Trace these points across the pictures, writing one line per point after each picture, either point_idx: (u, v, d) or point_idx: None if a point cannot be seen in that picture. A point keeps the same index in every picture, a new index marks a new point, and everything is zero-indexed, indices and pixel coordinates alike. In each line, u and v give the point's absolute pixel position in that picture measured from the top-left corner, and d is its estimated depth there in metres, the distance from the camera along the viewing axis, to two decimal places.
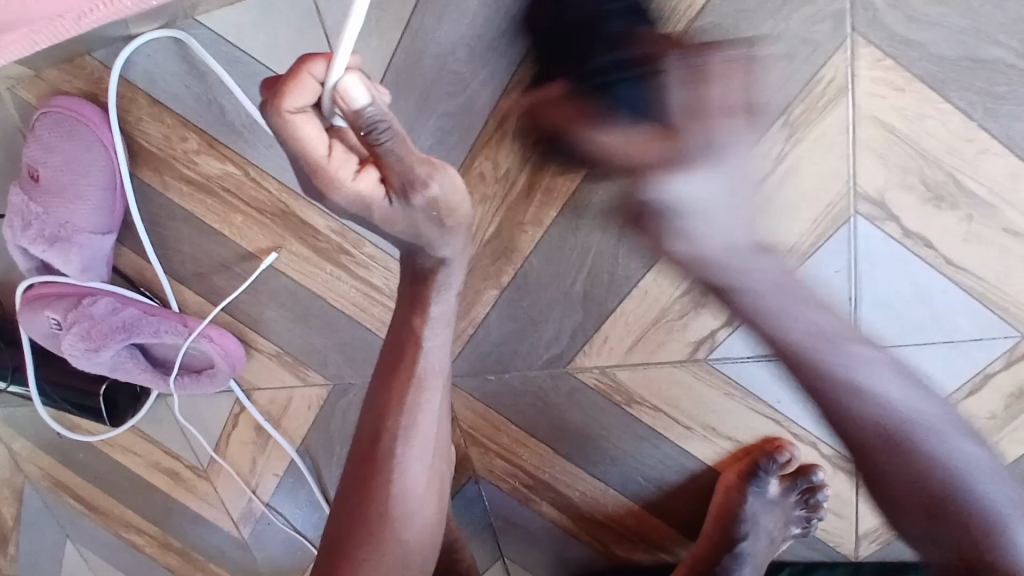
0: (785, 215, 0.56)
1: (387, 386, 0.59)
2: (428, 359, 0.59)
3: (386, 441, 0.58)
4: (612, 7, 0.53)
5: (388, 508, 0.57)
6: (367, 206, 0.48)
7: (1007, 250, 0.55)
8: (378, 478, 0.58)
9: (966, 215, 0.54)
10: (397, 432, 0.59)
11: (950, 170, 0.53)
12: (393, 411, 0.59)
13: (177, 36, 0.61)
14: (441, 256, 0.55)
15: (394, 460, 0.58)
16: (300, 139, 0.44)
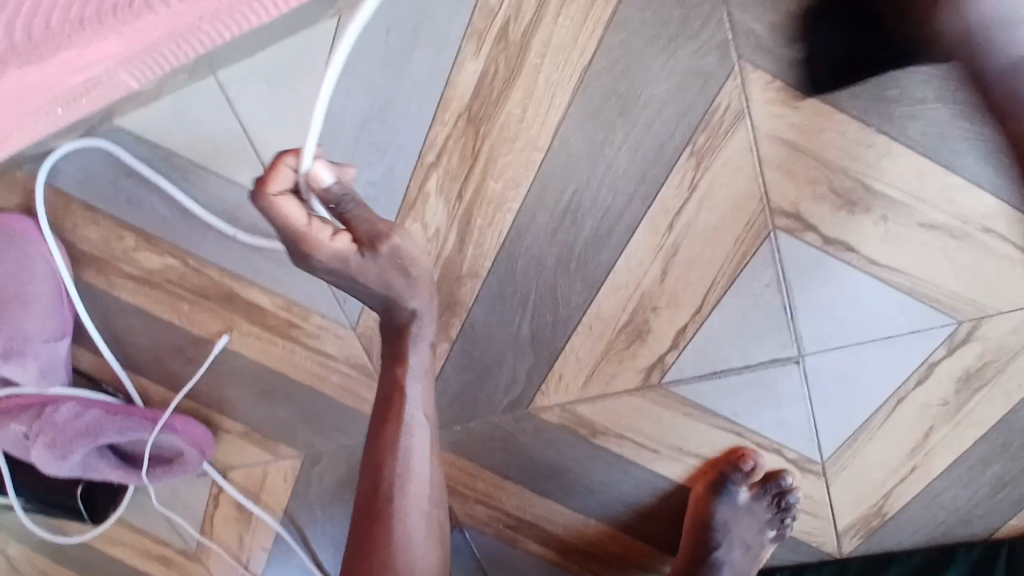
0: (708, 238, 0.59)
1: (378, 440, 0.60)
2: (413, 407, 0.60)
3: (383, 497, 0.59)
4: (508, 65, 0.54)
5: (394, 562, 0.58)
6: (345, 263, 0.50)
7: (925, 244, 0.57)
8: (381, 535, 0.59)
9: (879, 215, 0.56)
10: (392, 486, 0.59)
11: (855, 175, 0.55)
12: (385, 466, 0.59)
13: (97, 141, 0.62)
14: (411, 308, 0.56)
15: (392, 513, 0.59)
16: (282, 217, 0.47)
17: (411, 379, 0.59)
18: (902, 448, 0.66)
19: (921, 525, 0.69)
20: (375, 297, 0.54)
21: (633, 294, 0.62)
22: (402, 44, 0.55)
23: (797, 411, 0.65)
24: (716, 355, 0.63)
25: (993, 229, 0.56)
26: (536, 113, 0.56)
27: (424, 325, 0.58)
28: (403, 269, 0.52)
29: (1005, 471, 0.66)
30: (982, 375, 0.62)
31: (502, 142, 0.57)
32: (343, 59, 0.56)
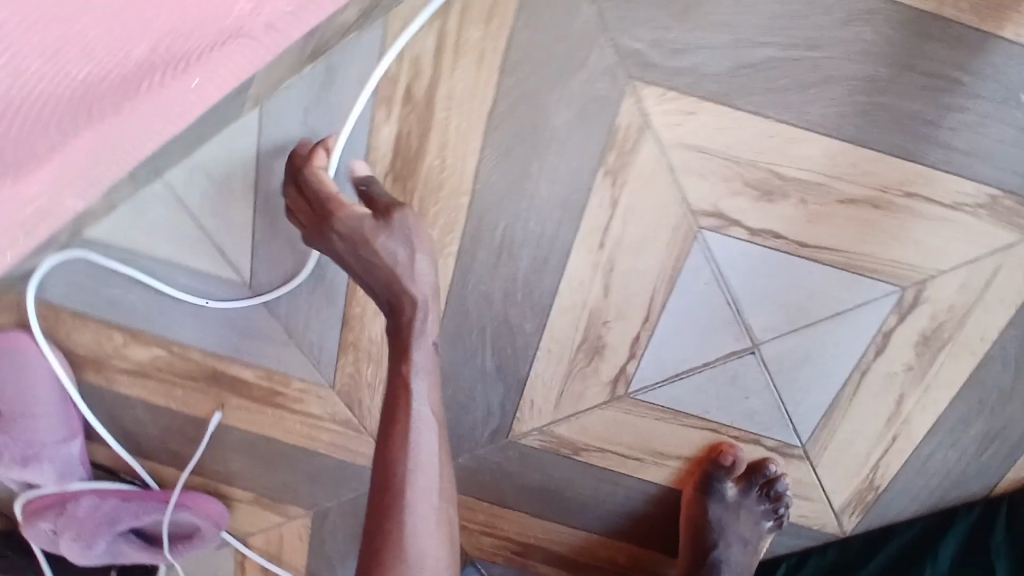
0: (641, 249, 0.61)
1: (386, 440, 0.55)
2: (420, 401, 0.55)
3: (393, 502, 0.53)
4: (418, 122, 0.57)
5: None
6: (360, 224, 0.53)
7: (851, 218, 0.57)
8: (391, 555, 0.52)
9: (797, 199, 0.57)
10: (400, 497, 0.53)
11: (766, 167, 0.56)
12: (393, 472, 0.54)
13: (76, 254, 0.67)
14: (411, 293, 0.53)
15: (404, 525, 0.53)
16: (319, 179, 0.56)
17: (417, 376, 0.54)
18: (877, 420, 0.66)
19: (913, 490, 0.70)
20: (382, 286, 0.54)
21: (583, 312, 0.64)
22: (318, 118, 0.59)
23: (764, 400, 0.66)
24: (674, 359, 0.65)
25: (917, 193, 0.56)
26: (453, 162, 0.59)
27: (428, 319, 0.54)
28: (404, 252, 0.53)
29: (990, 427, 0.66)
30: (941, 336, 0.62)
31: (429, 193, 0.60)
32: (269, 142, 0.60)
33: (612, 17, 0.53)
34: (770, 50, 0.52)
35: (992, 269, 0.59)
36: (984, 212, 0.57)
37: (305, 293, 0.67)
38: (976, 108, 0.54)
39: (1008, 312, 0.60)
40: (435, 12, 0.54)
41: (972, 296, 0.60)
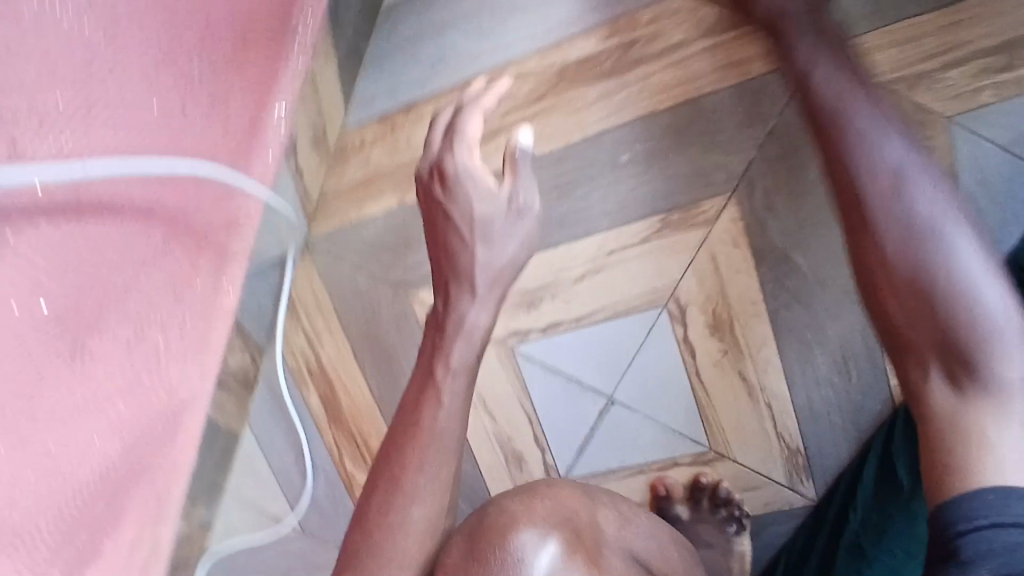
0: (490, 372, 0.84)
1: (394, 445, 0.54)
2: (440, 424, 0.53)
3: (368, 528, 0.52)
4: (324, 384, 0.88)
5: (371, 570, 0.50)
6: (471, 189, 0.57)
7: (589, 288, 0.78)
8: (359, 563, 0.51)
9: (551, 295, 0.79)
10: (379, 533, 0.51)
11: (518, 291, 0.80)
12: (391, 487, 0.52)
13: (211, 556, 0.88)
14: (462, 304, 0.57)
15: (392, 527, 0.51)
16: (459, 126, 0.59)
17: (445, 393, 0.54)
18: (743, 399, 0.79)
19: (825, 436, 0.78)
20: (439, 262, 0.59)
21: (492, 437, 0.85)
22: (280, 411, 0.92)
23: (652, 427, 0.82)
24: (569, 436, 0.83)
25: (613, 249, 0.76)
26: (355, 393, 0.88)
27: (469, 337, 0.56)
28: (495, 232, 0.58)
29: (833, 356, 0.76)
30: (723, 319, 0.77)
31: (355, 418, 0.89)
32: (263, 439, 0.92)
33: (376, 270, 0.83)
34: None
35: (711, 255, 0.75)
36: (667, 229, 0.74)
37: (332, 515, 0.94)
38: (603, 180, 0.75)
39: (753, 277, 0.75)
40: (295, 322, 0.86)
41: (715, 280, 0.76)
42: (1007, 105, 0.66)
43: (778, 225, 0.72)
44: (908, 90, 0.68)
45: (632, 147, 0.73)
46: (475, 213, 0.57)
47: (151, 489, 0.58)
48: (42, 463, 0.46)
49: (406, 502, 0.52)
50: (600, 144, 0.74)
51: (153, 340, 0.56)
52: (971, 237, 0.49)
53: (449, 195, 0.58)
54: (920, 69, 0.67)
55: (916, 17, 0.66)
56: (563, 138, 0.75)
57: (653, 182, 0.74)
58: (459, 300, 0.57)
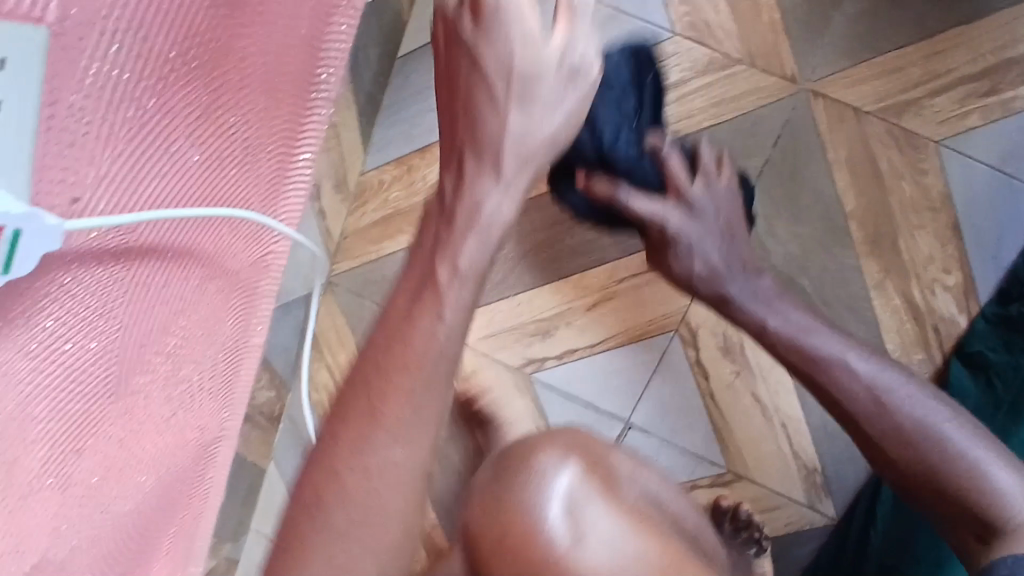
0: (515, 393, 0.84)
1: (359, 382, 0.37)
2: (430, 340, 0.37)
3: (324, 478, 0.36)
4: None
5: (361, 525, 0.36)
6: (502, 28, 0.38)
7: (602, 315, 0.81)
8: (326, 522, 0.36)
9: (565, 323, 0.82)
10: (353, 476, 0.36)
11: (533, 320, 0.83)
12: (364, 425, 0.36)
13: None
14: (482, 184, 0.40)
15: (371, 468, 0.36)
16: None
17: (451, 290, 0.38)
18: (758, 418, 0.81)
19: (841, 451, 0.80)
20: (453, 132, 0.41)
21: None
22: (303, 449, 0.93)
23: (670, 452, 0.83)
24: None
25: (624, 276, 0.80)
26: None
27: (483, 236, 0.39)
28: (538, 102, 0.40)
29: None
30: (732, 341, 0.80)
31: None
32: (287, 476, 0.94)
33: None
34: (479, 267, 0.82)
35: None
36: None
37: None
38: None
39: None
40: (320, 359, 0.89)
41: None
42: (991, 129, 0.70)
43: (779, 245, 0.74)
44: (897, 117, 0.71)
45: None
46: (513, 60, 0.38)
47: (181, 526, 0.62)
48: (90, 498, 0.49)
49: (387, 439, 0.36)
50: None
51: (185, 378, 0.58)
52: (890, 376, 0.57)
53: (478, 25, 0.38)
54: (910, 96, 0.70)
55: (898, 49, 0.70)
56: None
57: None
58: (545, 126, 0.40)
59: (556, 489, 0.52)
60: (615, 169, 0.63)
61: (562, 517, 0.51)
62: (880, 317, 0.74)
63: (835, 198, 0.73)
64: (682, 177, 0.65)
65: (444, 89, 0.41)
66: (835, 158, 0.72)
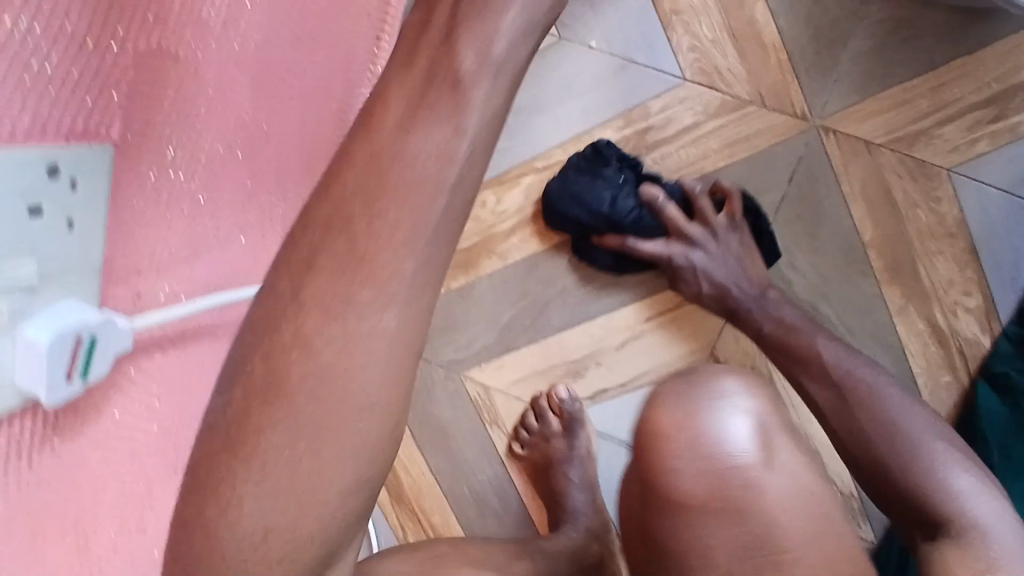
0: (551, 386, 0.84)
1: (326, 207, 0.35)
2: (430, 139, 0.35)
3: (293, 320, 0.35)
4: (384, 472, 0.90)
5: (322, 393, 0.35)
6: None
7: (632, 353, 0.82)
8: (293, 399, 0.35)
9: (595, 363, 0.83)
10: (331, 318, 0.34)
11: (563, 361, 0.84)
12: (344, 252, 0.34)
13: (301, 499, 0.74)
14: None
15: (345, 315, 0.34)
16: None
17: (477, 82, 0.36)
18: None
19: None
20: None
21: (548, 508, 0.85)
22: None
23: None
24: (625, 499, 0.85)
25: (650, 314, 0.82)
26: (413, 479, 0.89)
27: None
28: None
29: None
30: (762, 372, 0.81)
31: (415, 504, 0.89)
32: None
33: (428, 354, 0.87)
34: (509, 313, 0.84)
35: None
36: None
37: None
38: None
39: None
40: None
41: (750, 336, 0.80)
42: (1000, 153, 0.72)
43: (802, 277, 0.76)
44: (909, 146, 0.73)
45: None
46: None
47: None
48: (82, 531, 0.44)
49: (374, 297, 0.35)
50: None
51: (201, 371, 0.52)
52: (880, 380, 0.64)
53: None
54: (920, 126, 0.73)
55: (906, 81, 0.72)
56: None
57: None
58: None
59: (738, 418, 0.58)
60: (623, 226, 0.75)
61: (745, 442, 0.57)
62: (906, 342, 0.76)
63: (854, 229, 0.75)
64: (681, 219, 0.74)
65: None
66: (853, 190, 0.74)
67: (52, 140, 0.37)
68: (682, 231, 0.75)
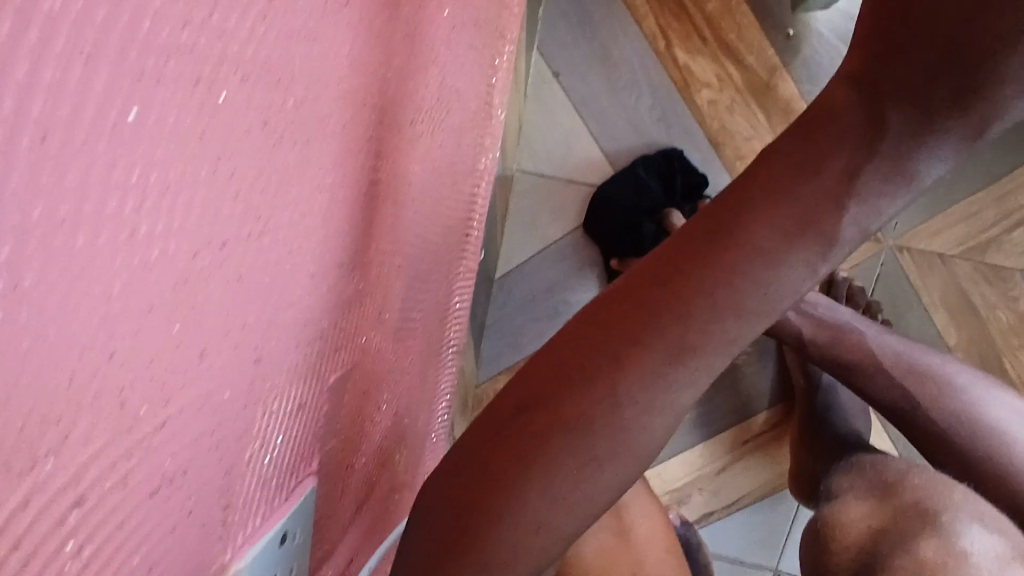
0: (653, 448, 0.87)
1: (658, 299, 0.42)
2: (746, 292, 0.41)
3: (611, 367, 0.41)
4: None
5: (610, 455, 0.41)
6: None
7: (733, 475, 0.88)
8: (597, 435, 0.41)
9: (698, 489, 0.88)
10: (615, 398, 0.41)
11: (668, 492, 0.88)
12: (639, 354, 0.41)
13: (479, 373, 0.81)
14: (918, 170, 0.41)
15: (659, 378, 0.41)
16: None
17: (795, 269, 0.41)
18: None
19: None
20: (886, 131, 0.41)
21: None
22: None
23: None
24: None
25: (745, 436, 0.87)
26: None
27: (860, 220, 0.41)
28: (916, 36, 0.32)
29: None
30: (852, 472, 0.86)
31: None
32: None
33: None
34: None
35: None
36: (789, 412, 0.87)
37: None
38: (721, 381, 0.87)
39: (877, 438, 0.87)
40: None
41: None
42: None
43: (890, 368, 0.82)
44: (983, 252, 0.79)
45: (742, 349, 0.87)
46: None
47: None
48: None
49: (680, 375, 0.42)
50: None
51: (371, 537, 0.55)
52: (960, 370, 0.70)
53: None
54: (987, 235, 0.78)
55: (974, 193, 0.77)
56: None
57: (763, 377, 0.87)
58: (889, 201, 0.41)
59: None
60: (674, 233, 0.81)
61: None
62: None
63: (938, 335, 0.79)
64: None
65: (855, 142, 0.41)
66: (931, 296, 0.80)
67: (276, 513, 0.37)
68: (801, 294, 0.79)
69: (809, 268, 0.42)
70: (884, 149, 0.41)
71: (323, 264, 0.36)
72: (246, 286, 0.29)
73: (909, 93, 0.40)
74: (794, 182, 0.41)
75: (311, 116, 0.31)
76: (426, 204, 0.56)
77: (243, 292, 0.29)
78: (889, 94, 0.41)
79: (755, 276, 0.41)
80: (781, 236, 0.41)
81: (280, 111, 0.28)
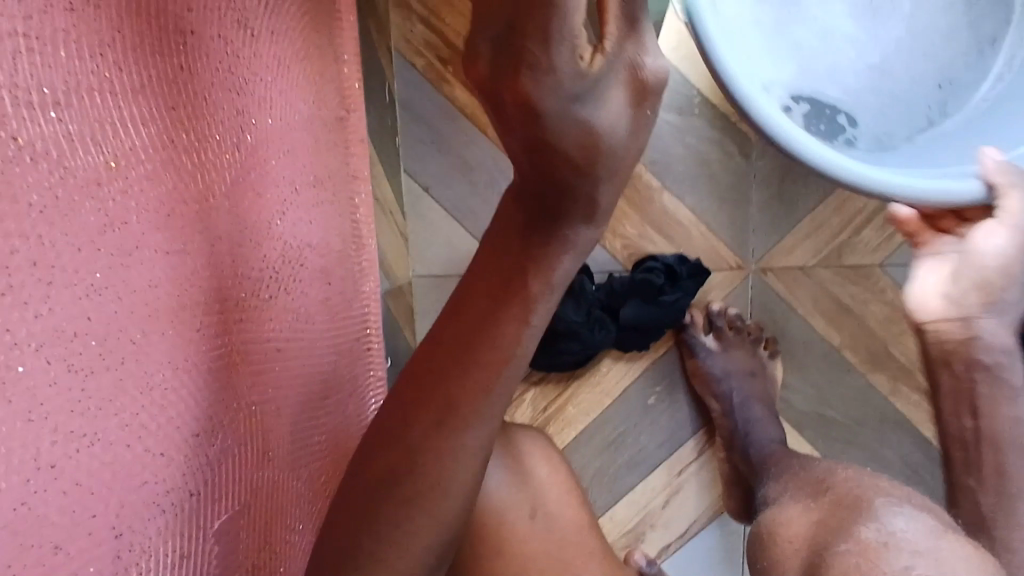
0: (600, 495, 0.95)
1: (431, 366, 0.44)
2: (494, 343, 0.43)
3: (403, 433, 0.44)
4: None
5: (421, 507, 0.44)
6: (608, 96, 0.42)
7: (676, 506, 0.95)
8: (398, 497, 0.44)
9: (650, 526, 0.95)
10: (418, 472, 0.43)
11: (621, 533, 0.95)
12: (429, 428, 0.43)
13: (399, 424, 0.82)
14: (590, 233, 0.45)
15: (445, 441, 0.43)
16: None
17: (531, 313, 0.44)
18: None
19: None
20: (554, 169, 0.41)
21: None
22: None
23: None
24: None
25: (678, 467, 0.95)
26: None
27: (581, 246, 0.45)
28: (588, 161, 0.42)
29: (902, 470, 0.95)
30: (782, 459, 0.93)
31: None
32: None
33: None
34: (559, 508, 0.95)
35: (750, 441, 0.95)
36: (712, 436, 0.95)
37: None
38: (643, 425, 0.94)
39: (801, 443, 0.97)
40: None
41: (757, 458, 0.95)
42: None
43: (797, 378, 0.96)
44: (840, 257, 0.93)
45: (656, 388, 0.95)
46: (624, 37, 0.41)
47: None
48: None
49: (463, 427, 0.44)
50: (630, 398, 0.94)
51: None
52: None
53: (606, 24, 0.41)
54: (842, 241, 0.92)
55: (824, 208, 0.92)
56: (598, 407, 0.94)
57: (680, 410, 0.95)
58: (561, 259, 0.44)
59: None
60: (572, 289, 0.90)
61: None
62: (910, 414, 0.95)
63: (822, 338, 0.94)
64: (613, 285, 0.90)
65: (538, 195, 0.43)
66: (805, 306, 0.94)
67: None
68: (1014, 221, 0.70)
69: (535, 315, 0.44)
70: (552, 227, 0.43)
71: (187, 439, 0.45)
72: (87, 487, 0.37)
73: (546, 194, 0.43)
74: (513, 252, 0.44)
75: (125, 341, 0.40)
76: (295, 337, 0.59)
77: (84, 491, 0.37)
78: (541, 198, 0.43)
79: (492, 329, 0.43)
80: (502, 289, 0.43)
81: (83, 353, 0.37)
